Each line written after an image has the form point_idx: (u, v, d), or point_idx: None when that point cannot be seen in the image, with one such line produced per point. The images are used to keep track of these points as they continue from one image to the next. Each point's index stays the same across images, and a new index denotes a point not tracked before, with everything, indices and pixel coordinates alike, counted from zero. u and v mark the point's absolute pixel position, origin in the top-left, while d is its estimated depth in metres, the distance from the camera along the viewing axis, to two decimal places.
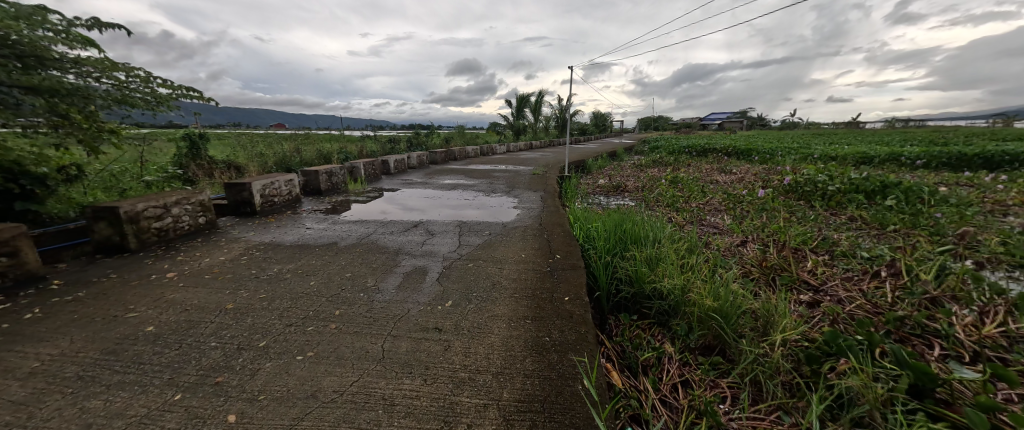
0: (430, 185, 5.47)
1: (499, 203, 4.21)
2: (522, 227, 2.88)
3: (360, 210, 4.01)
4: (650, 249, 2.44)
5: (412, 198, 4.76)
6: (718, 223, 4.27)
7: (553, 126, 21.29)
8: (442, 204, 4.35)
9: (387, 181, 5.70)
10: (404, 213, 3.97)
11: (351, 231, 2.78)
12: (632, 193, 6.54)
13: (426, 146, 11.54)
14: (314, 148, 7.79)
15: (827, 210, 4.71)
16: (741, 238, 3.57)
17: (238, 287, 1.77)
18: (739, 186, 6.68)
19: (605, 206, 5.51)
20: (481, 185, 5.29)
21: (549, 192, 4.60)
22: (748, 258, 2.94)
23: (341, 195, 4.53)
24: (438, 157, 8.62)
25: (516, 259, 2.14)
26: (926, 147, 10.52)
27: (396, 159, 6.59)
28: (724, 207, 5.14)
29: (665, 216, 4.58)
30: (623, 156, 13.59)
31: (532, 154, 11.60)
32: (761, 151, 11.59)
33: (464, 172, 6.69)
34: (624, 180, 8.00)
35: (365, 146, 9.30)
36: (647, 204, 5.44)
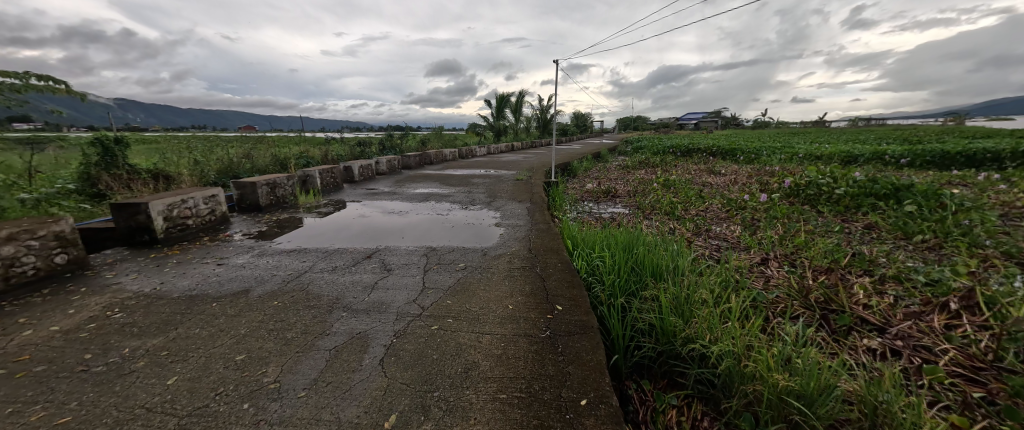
0: (400, 195, 4.77)
1: (479, 217, 3.57)
2: (507, 256, 2.25)
3: (308, 228, 3.29)
4: (676, 286, 1.87)
5: (376, 211, 4.06)
6: (727, 235, 3.77)
7: (534, 126, 20.76)
8: (411, 218, 3.67)
9: (350, 192, 4.96)
10: (364, 229, 3.27)
11: (279, 268, 2.08)
12: (623, 198, 6.04)
13: (399, 149, 10.73)
14: (268, 153, 6.91)
15: (838, 216, 4.32)
16: (762, 256, 3.06)
17: (34, 400, 1.05)
18: (734, 189, 6.30)
19: (598, 215, 4.96)
20: (458, 194, 4.63)
21: (536, 203, 4.00)
22: (783, 286, 2.41)
23: (287, 211, 3.76)
24: (412, 162, 7.88)
25: (502, 316, 1.51)
26: (905, 145, 10.63)
27: (362, 165, 5.83)
28: (727, 214, 4.68)
29: (667, 227, 4.05)
30: (608, 157, 13.21)
31: (514, 156, 11.00)
32: (746, 150, 11.42)
33: (440, 179, 5.99)
34: (613, 184, 7.51)
35: (330, 150, 8.42)
36: (643, 213, 4.92)
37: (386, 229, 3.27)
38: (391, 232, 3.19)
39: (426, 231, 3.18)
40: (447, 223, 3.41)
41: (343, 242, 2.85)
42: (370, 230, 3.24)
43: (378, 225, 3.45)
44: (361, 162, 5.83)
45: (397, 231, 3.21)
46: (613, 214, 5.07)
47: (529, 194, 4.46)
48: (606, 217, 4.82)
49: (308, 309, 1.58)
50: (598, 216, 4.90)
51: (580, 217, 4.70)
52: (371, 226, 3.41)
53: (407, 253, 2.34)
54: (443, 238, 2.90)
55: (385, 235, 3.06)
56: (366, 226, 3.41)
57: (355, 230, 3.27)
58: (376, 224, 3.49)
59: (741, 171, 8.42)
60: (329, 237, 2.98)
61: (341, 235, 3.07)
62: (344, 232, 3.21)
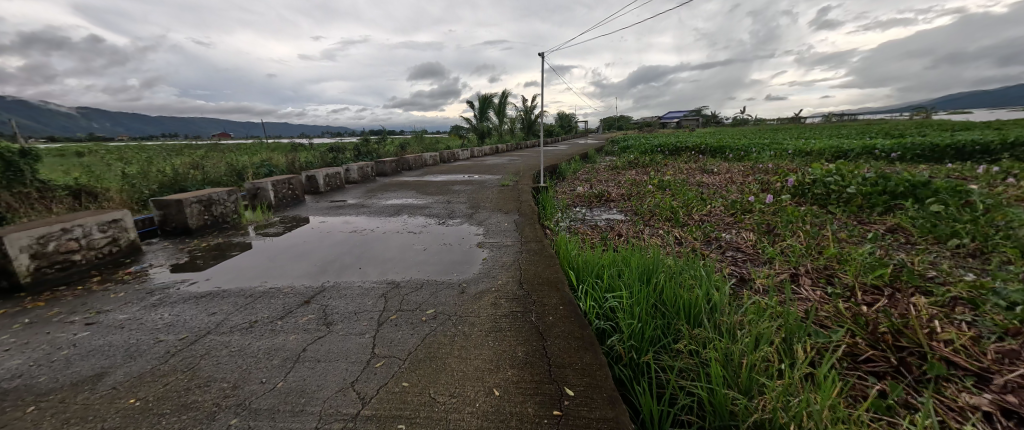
0: (369, 207, 4.17)
1: (459, 233, 3.02)
2: (492, 295, 1.71)
3: (249, 254, 2.67)
4: (722, 337, 1.37)
5: (340, 227, 3.46)
6: (742, 245, 3.33)
7: (518, 128, 20.31)
8: (380, 235, 3.11)
9: (311, 205, 4.32)
10: (319, 251, 2.68)
11: (172, 328, 1.48)
12: (618, 203, 5.58)
13: (376, 154, 10.04)
14: (222, 164, 6.16)
15: (852, 218, 3.97)
16: (792, 274, 2.61)
17: None
18: (733, 188, 5.95)
19: (593, 223, 4.48)
20: (435, 205, 4.06)
21: (524, 213, 3.48)
22: (833, 316, 1.96)
23: (227, 232, 3.13)
24: (388, 169, 7.25)
25: (482, 418, 0.97)
26: (890, 139, 10.64)
27: (328, 174, 5.19)
28: (736, 218, 4.26)
29: (673, 239, 3.60)
30: (595, 158, 12.87)
31: (499, 159, 10.46)
32: (734, 147, 11.23)
33: (417, 188, 5.40)
34: (605, 186, 7.10)
35: (296, 157, 7.69)
36: (643, 220, 4.46)
37: (347, 250, 2.69)
38: (352, 253, 2.61)
39: (396, 252, 2.61)
40: (420, 242, 2.84)
41: (287, 269, 2.25)
42: (325, 252, 2.65)
43: (338, 244, 2.86)
44: (327, 169, 5.19)
45: (360, 253, 2.63)
46: (609, 221, 4.59)
47: (516, 203, 3.95)
48: (603, 225, 4.34)
49: (178, 414, 1.01)
50: (593, 224, 4.41)
51: (574, 228, 4.21)
52: (329, 246, 2.81)
53: (360, 294, 1.78)
54: (414, 262, 2.34)
55: (344, 258, 2.48)
56: (323, 247, 2.81)
57: (309, 252, 2.67)
58: (337, 243, 2.91)
59: (735, 170, 8.11)
60: (272, 264, 2.38)
61: (288, 260, 2.47)
62: (294, 255, 2.61)
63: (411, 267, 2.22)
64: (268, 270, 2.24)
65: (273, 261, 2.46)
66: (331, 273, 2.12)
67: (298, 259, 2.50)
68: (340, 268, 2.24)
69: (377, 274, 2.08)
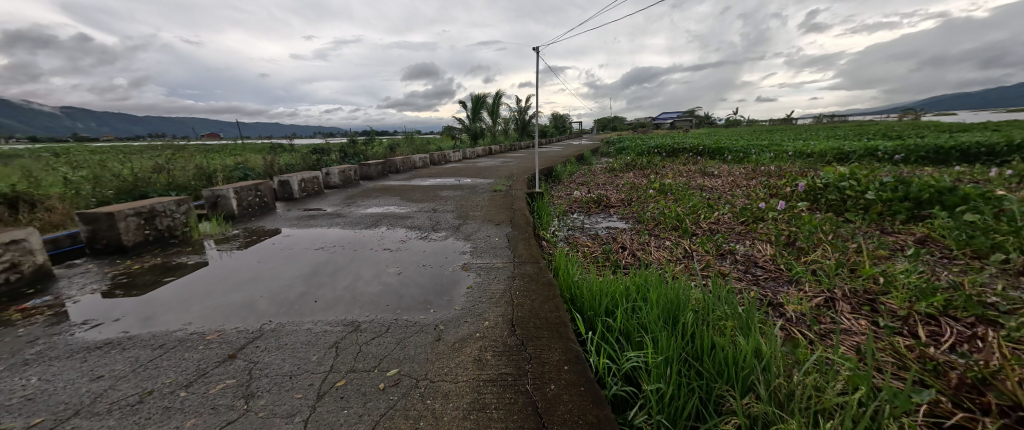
0: (345, 216, 3.75)
1: (444, 248, 2.62)
2: (476, 345, 1.32)
3: (192, 277, 2.25)
4: (790, 418, 0.99)
5: (308, 239, 3.05)
6: (761, 261, 2.99)
7: (512, 129, 19.95)
8: (353, 250, 2.71)
9: (281, 214, 3.89)
10: (276, 273, 2.27)
11: (26, 408, 1.07)
12: (618, 209, 5.23)
13: (363, 156, 9.59)
14: (190, 166, 5.68)
15: (873, 227, 3.66)
16: (828, 298, 2.26)
17: None
18: (738, 193, 5.65)
19: (593, 232, 4.11)
20: (418, 215, 3.64)
21: (516, 225, 3.08)
22: (893, 361, 1.61)
23: (172, 249, 2.71)
24: (373, 172, 6.82)
25: None
26: (890, 141, 10.48)
27: (305, 178, 4.78)
28: (748, 226, 3.92)
29: (683, 254, 3.25)
30: (591, 159, 12.57)
31: (492, 161, 10.07)
32: (733, 149, 10.98)
33: (402, 194, 4.99)
34: (603, 190, 6.78)
35: (276, 160, 7.23)
36: (646, 229, 4.11)
37: (309, 271, 2.28)
38: (315, 274, 2.21)
39: (367, 273, 2.20)
40: (396, 261, 2.43)
41: (228, 301, 1.84)
42: (283, 274, 2.24)
43: (301, 262, 2.45)
44: (303, 173, 4.77)
45: (325, 273, 2.24)
46: (610, 230, 4.23)
47: (508, 212, 3.56)
48: (604, 235, 3.97)
49: None
50: (593, 234, 4.04)
51: (573, 239, 3.83)
52: (290, 265, 2.40)
53: (305, 343, 1.37)
54: (386, 287, 1.95)
55: (302, 283, 2.08)
56: (283, 266, 2.40)
57: (264, 274, 2.26)
58: (300, 261, 2.50)
59: (737, 173, 7.82)
60: (215, 292, 1.98)
61: (234, 287, 2.06)
62: (245, 279, 2.19)
63: (379, 295, 1.82)
64: (204, 303, 1.83)
65: (217, 287, 2.06)
66: (279, 307, 1.71)
67: (248, 284, 2.09)
68: (293, 298, 1.84)
69: (335, 308, 1.68)
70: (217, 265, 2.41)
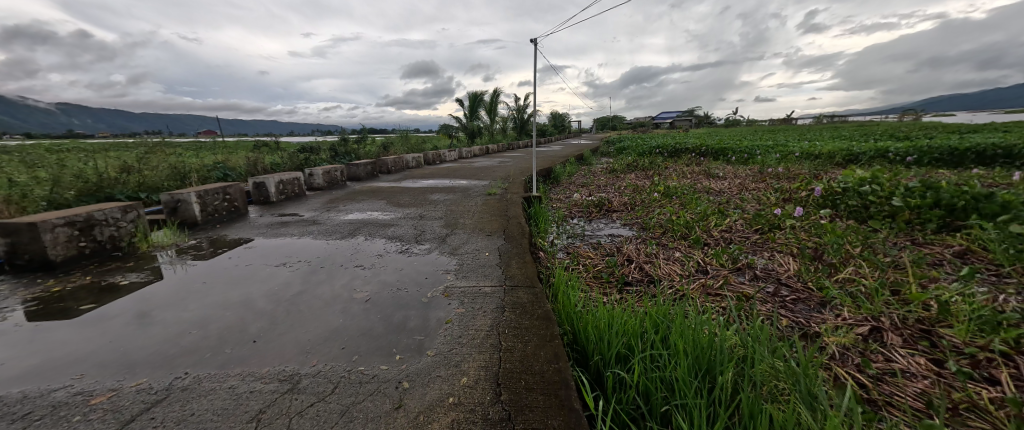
0: (321, 222, 3.39)
1: (427, 264, 2.27)
2: (445, 419, 0.98)
3: (126, 301, 1.91)
4: None
5: (277, 249, 2.69)
6: (785, 277, 2.65)
7: (510, 128, 19.60)
8: (323, 266, 2.36)
9: (252, 220, 3.54)
10: (226, 297, 1.93)
11: None
12: (621, 214, 4.89)
13: (354, 155, 9.22)
14: (164, 165, 5.32)
15: (903, 238, 3.33)
16: (874, 328, 1.93)
17: None
18: (748, 197, 5.32)
19: (596, 241, 3.78)
20: (402, 222, 3.29)
21: (510, 236, 2.74)
22: (981, 423, 1.27)
23: (112, 264, 2.35)
24: (362, 173, 6.47)
25: None
26: (899, 141, 10.20)
27: (284, 179, 4.43)
28: (764, 235, 3.60)
29: (696, 269, 2.93)
30: (591, 159, 12.25)
31: (489, 161, 9.71)
32: (738, 150, 10.65)
33: (389, 197, 4.63)
34: (604, 192, 6.46)
35: (260, 158, 6.88)
36: (654, 237, 3.78)
37: (266, 294, 1.94)
38: (271, 299, 1.86)
39: (333, 297, 1.86)
40: (368, 280, 2.07)
41: (153, 340, 1.51)
42: (235, 298, 1.91)
43: (260, 282, 2.11)
44: (282, 174, 4.42)
45: (284, 297, 1.90)
46: (614, 237, 3.91)
47: (501, 220, 3.20)
48: (607, 244, 3.63)
49: None
50: (596, 243, 3.71)
51: (574, 249, 3.51)
52: (246, 286, 2.06)
53: (218, 413, 1.03)
54: (349, 319, 1.60)
55: (251, 312, 1.73)
56: (238, 287, 2.06)
57: (212, 299, 1.92)
58: (259, 280, 2.15)
59: (744, 175, 7.50)
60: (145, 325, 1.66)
61: (170, 318, 1.72)
62: (187, 306, 1.85)
63: (338, 332, 1.48)
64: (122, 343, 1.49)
65: (153, 316, 1.74)
66: (209, 350, 1.38)
67: (187, 314, 1.75)
68: (235, 334, 1.52)
69: (276, 352, 1.34)
70: (165, 285, 2.10)
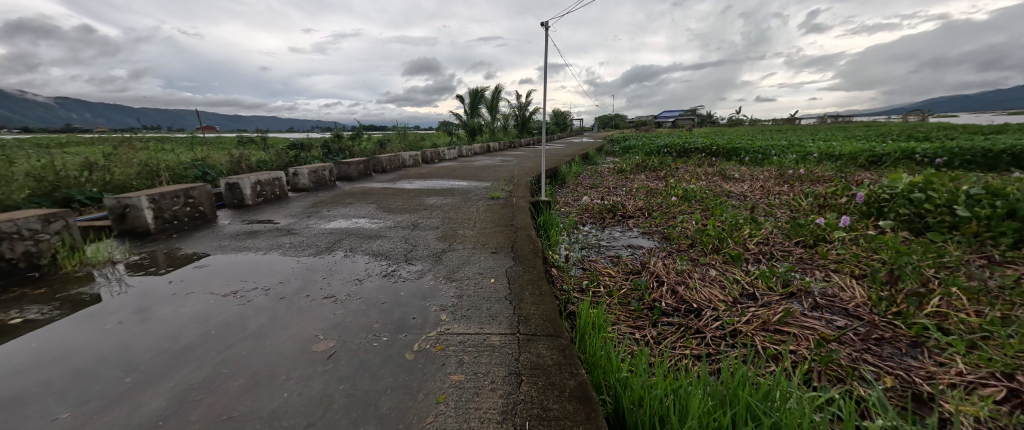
0: (297, 230, 2.91)
1: (417, 292, 1.77)
2: None
3: (59, 328, 1.54)
4: None
5: (235, 265, 2.18)
6: (854, 309, 2.18)
7: (511, 125, 19.11)
8: (287, 287, 1.85)
9: (217, 228, 3.05)
10: (167, 328, 1.50)
11: None
12: (638, 221, 4.42)
13: (348, 153, 8.74)
14: (132, 162, 4.82)
15: (978, 256, 2.85)
16: (1008, 390, 1.44)
17: None
18: (775, 202, 4.85)
19: (616, 254, 3.32)
20: (391, 234, 2.80)
21: (520, 254, 2.24)
22: None
23: (26, 289, 1.88)
24: (353, 173, 5.99)
25: None
26: (920, 142, 9.74)
27: (263, 180, 3.96)
28: (808, 250, 3.14)
29: (741, 294, 2.45)
30: (596, 159, 11.79)
31: (491, 160, 9.25)
32: (751, 150, 10.17)
33: (380, 200, 4.14)
34: (615, 195, 5.99)
35: (245, 155, 6.39)
36: (680, 250, 3.31)
37: (218, 324, 1.51)
38: (250, 312, 1.59)
39: (285, 343, 1.36)
40: (342, 312, 1.58)
41: (36, 404, 1.07)
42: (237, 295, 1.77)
43: (198, 313, 1.61)
44: (260, 174, 3.94)
45: (278, 296, 1.75)
46: (635, 250, 3.44)
47: (508, 233, 2.71)
48: (629, 258, 3.17)
49: None
50: (615, 257, 3.24)
51: (591, 264, 3.04)
52: (219, 298, 1.75)
53: None
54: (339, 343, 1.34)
55: (168, 366, 1.24)
56: (166, 320, 1.56)
57: (119, 341, 1.40)
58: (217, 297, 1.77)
59: (762, 178, 7.04)
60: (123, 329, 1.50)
61: (100, 352, 1.34)
62: (167, 306, 1.69)
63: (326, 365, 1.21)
64: (43, 383, 1.16)
65: (140, 315, 1.61)
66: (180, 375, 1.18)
67: (167, 316, 1.59)
68: (214, 351, 1.31)
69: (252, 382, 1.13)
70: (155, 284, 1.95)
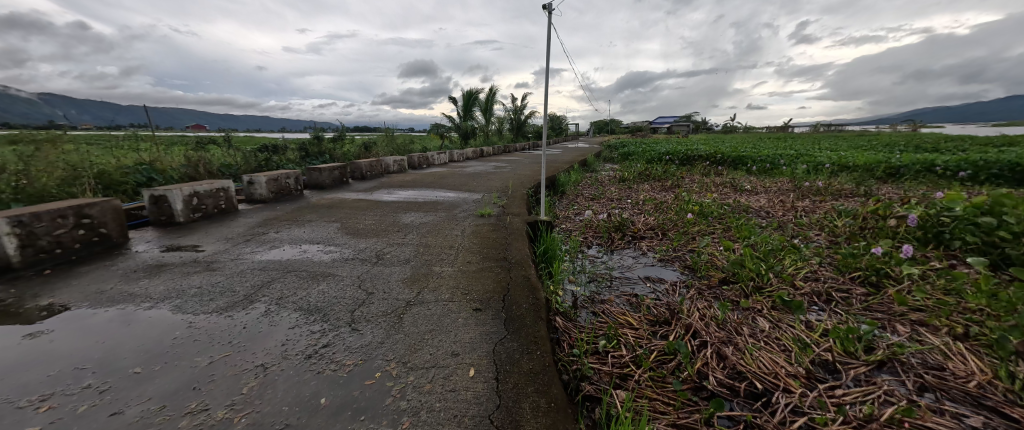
0: (221, 262, 2.21)
1: (348, 399, 1.09)
2: None
3: (49, 323, 1.51)
4: None
5: (117, 319, 1.53)
6: (988, 401, 1.53)
7: (506, 129, 18.52)
8: (135, 389, 1.12)
9: (119, 257, 2.34)
10: (151, 333, 1.44)
11: None
12: (652, 244, 3.79)
13: (328, 156, 8.03)
14: (56, 164, 4.06)
15: None
16: None
17: None
18: (805, 222, 4.24)
19: (634, 294, 2.67)
20: (343, 271, 2.11)
21: (515, 315, 1.56)
22: None
23: None
24: (327, 181, 5.29)
25: None
26: (933, 154, 9.24)
27: (202, 190, 3.27)
28: (873, 291, 2.52)
29: (815, 364, 1.80)
30: (594, 165, 11.21)
31: (484, 167, 8.58)
32: (758, 159, 9.66)
33: (345, 217, 3.45)
34: (619, 209, 5.39)
35: (205, 158, 5.67)
36: (713, 289, 2.67)
37: (203, 333, 1.44)
38: (236, 322, 1.52)
39: (244, 377, 1.18)
40: None
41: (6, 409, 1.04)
42: (224, 302, 1.69)
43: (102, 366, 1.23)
44: (198, 183, 3.25)
45: (266, 307, 1.66)
46: (657, 285, 2.80)
47: (498, 273, 2.04)
48: (652, 300, 2.53)
49: None
50: (634, 298, 2.60)
51: (605, 310, 2.39)
52: (209, 303, 1.68)
53: None
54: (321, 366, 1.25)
55: (143, 378, 1.17)
56: (107, 347, 1.34)
57: (40, 373, 1.19)
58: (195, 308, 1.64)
59: (778, 191, 6.48)
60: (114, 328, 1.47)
61: (85, 352, 1.31)
62: (151, 311, 1.61)
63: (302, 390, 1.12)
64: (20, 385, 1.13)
65: (126, 318, 1.55)
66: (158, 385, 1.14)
67: (154, 320, 1.53)
68: (193, 363, 1.25)
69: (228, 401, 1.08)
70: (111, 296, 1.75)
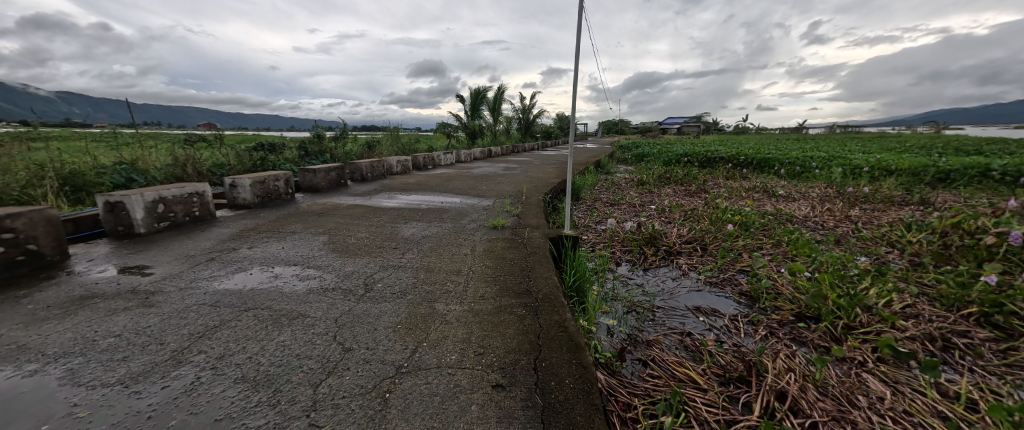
0: (165, 293, 1.72)
1: None
2: None
3: None
4: None
5: None
6: None
7: (515, 128, 18.03)
8: None
9: (45, 283, 1.85)
10: (16, 424, 0.96)
11: None
12: (693, 262, 3.24)
13: (328, 156, 7.58)
14: (21, 163, 3.65)
15: None
16: None
17: None
18: (867, 237, 3.65)
19: (687, 332, 2.12)
20: (316, 307, 1.61)
21: (556, 402, 1.04)
22: None
23: None
24: (322, 183, 4.82)
25: None
26: (981, 157, 8.52)
27: (170, 196, 2.81)
28: (1005, 338, 1.93)
29: None
30: (609, 167, 10.65)
31: (493, 168, 8.06)
32: (786, 161, 9.00)
33: (335, 228, 2.96)
34: (645, 217, 4.83)
35: (193, 157, 5.24)
36: (788, 329, 2.12)
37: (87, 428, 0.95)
38: (146, 405, 1.02)
39: None
40: None
41: None
42: (142, 366, 1.19)
43: None
44: (165, 187, 2.79)
45: (198, 375, 1.16)
46: (713, 320, 2.25)
47: (522, 317, 1.51)
48: (714, 343, 1.98)
49: None
50: (688, 339, 2.05)
51: (656, 358, 1.85)
52: (123, 366, 1.19)
53: None
54: None
55: None
56: None
57: None
58: (100, 376, 1.15)
59: (819, 197, 5.85)
60: None
61: None
62: (39, 379, 1.13)
63: None
64: None
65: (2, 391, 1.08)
66: None
67: (34, 398, 1.05)
68: None
69: None
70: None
